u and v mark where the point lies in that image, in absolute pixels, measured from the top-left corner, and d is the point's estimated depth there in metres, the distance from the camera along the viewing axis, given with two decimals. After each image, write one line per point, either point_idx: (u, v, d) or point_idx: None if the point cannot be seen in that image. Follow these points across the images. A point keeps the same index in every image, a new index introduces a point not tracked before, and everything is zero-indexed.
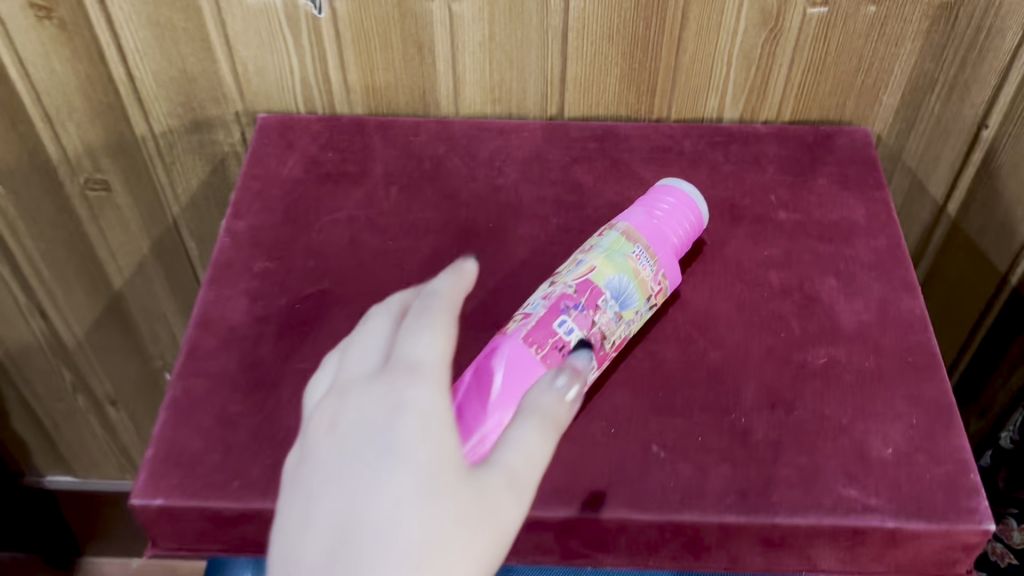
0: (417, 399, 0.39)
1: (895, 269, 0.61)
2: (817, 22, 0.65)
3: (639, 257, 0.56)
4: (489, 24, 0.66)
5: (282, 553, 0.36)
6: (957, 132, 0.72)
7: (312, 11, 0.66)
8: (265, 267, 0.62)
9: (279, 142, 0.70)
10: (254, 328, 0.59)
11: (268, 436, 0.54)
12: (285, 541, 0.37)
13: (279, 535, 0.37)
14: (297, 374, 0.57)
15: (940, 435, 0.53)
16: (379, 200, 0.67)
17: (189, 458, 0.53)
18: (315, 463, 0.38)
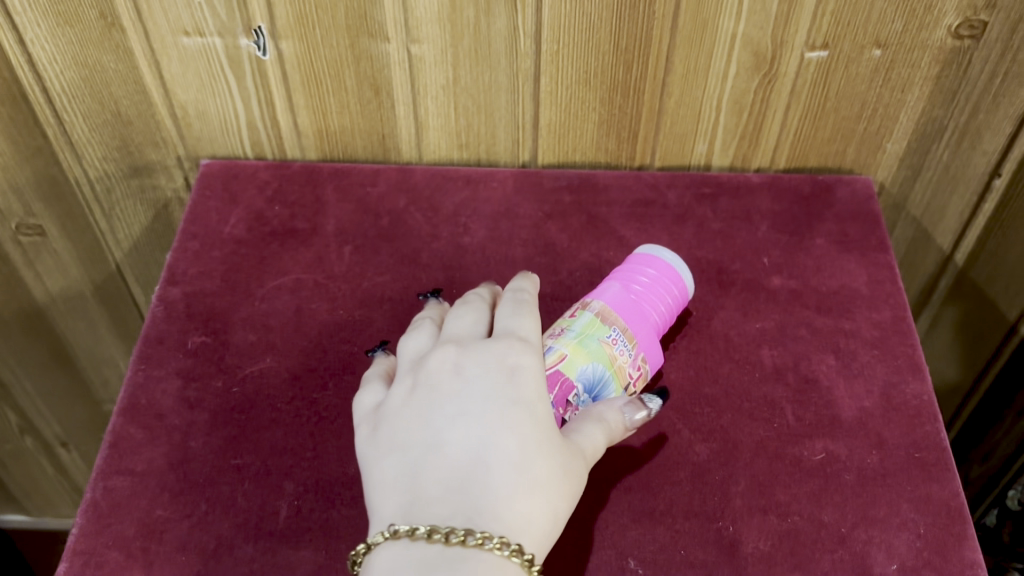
0: (528, 363, 0.42)
1: (899, 346, 0.56)
2: (815, 67, 0.59)
3: (615, 342, 0.49)
4: (453, 67, 0.60)
5: (406, 487, 0.39)
6: (966, 182, 0.66)
7: (256, 52, 0.60)
8: (201, 342, 0.56)
9: (222, 194, 0.64)
10: (185, 416, 0.53)
11: (197, 548, 0.47)
12: (409, 475, 0.39)
13: (400, 470, 0.39)
14: (232, 473, 0.50)
15: (951, 548, 0.47)
16: (331, 262, 0.60)
17: (107, 575, 0.47)
18: (433, 409, 0.41)
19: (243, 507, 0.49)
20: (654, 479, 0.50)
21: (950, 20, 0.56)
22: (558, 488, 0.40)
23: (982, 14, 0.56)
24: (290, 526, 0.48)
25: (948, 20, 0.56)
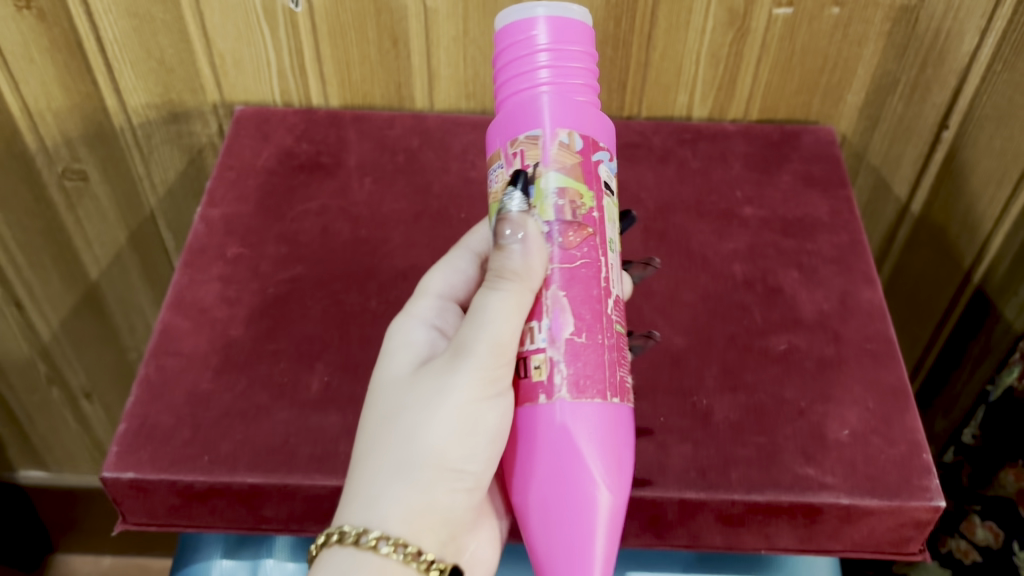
0: (395, 345, 0.50)
1: (856, 262, 0.63)
2: (782, 22, 0.67)
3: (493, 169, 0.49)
4: (463, 20, 0.68)
5: None
6: (918, 133, 0.75)
7: (289, 4, 0.67)
8: (239, 253, 0.63)
9: (255, 134, 0.71)
10: (226, 311, 0.60)
11: (239, 413, 0.55)
12: None
13: None
14: (270, 355, 0.58)
15: (895, 418, 0.55)
16: (352, 192, 0.68)
17: (161, 433, 0.54)
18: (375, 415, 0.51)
19: (278, 380, 0.56)
20: (638, 363, 0.58)
21: None
22: (405, 445, 0.46)
23: None
24: (321, 397, 0.56)
25: None
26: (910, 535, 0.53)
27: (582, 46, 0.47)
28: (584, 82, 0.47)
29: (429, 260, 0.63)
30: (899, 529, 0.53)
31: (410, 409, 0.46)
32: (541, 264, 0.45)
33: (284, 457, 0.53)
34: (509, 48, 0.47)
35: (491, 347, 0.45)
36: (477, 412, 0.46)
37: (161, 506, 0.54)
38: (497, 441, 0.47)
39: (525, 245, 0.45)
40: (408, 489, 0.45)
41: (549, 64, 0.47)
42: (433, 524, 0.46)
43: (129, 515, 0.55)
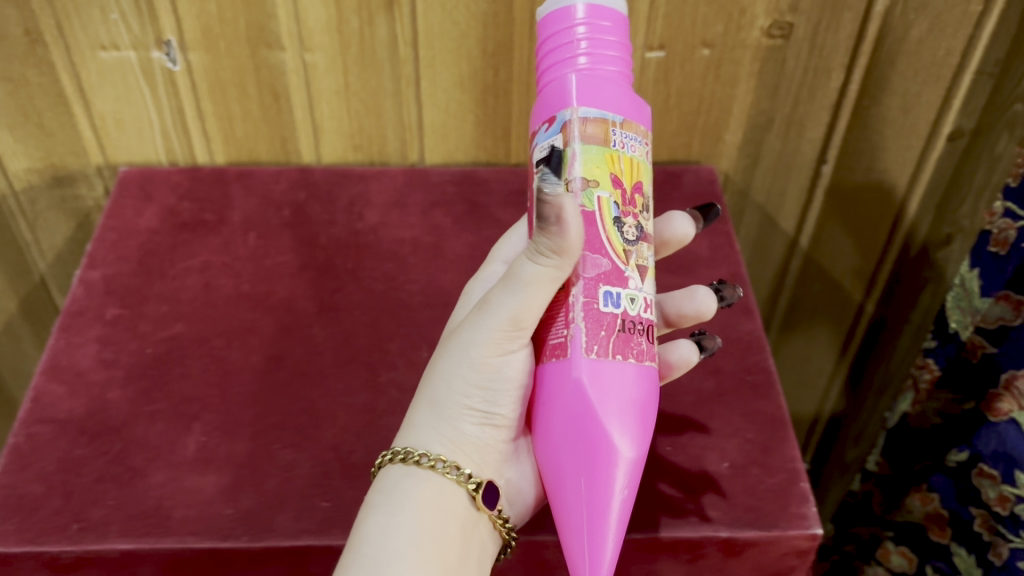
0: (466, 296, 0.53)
1: (735, 295, 0.64)
2: (655, 66, 0.69)
3: None
4: (343, 74, 0.68)
5: None
6: (799, 167, 0.76)
7: (167, 64, 0.68)
8: (118, 313, 0.62)
9: (138, 194, 0.71)
10: (102, 374, 0.59)
11: (112, 477, 0.54)
12: None
13: None
14: (146, 417, 0.57)
15: (774, 448, 0.56)
16: (236, 247, 0.67)
17: (30, 502, 0.52)
18: None
19: (155, 444, 0.55)
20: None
21: (761, 22, 0.67)
22: (445, 384, 0.50)
23: (788, 16, 0.66)
24: (198, 457, 0.55)
25: (760, 22, 0.67)
26: (794, 564, 0.53)
27: (622, 40, 0.48)
28: (602, 57, 0.47)
29: (312, 312, 0.63)
30: (782, 559, 0.53)
31: (448, 355, 0.50)
32: (579, 236, 0.44)
33: (157, 519, 0.51)
34: (544, 24, 0.48)
35: (512, 315, 0.47)
36: (494, 365, 0.49)
37: None
38: (513, 389, 0.50)
39: (562, 223, 0.43)
40: (443, 422, 0.50)
41: (583, 41, 0.47)
42: (467, 451, 0.50)
43: None
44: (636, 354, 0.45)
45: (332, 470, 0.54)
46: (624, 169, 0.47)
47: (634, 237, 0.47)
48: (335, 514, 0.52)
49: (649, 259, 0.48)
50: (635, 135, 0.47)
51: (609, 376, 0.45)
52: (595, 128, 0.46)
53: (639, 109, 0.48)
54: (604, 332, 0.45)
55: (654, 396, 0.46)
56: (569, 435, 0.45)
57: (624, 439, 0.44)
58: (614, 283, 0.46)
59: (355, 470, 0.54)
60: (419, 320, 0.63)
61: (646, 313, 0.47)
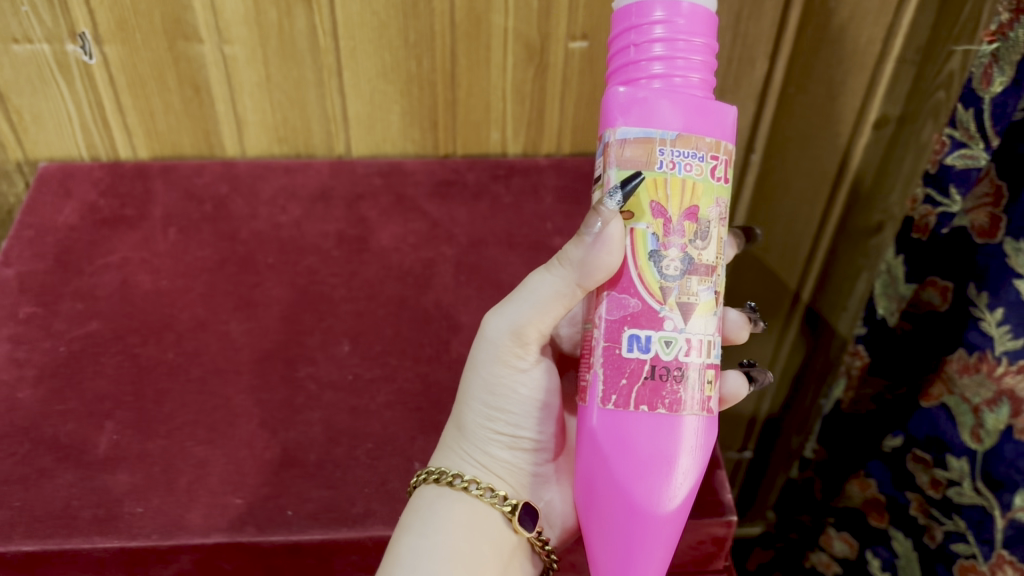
0: None
1: None
2: (579, 56, 0.69)
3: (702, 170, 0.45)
4: (264, 65, 0.68)
5: None
6: None
7: (82, 57, 0.66)
8: (32, 312, 0.61)
9: (58, 190, 0.69)
10: (13, 373, 0.58)
11: (19, 478, 0.52)
12: None
13: None
14: (56, 417, 0.56)
15: None
16: (155, 242, 0.66)
17: None
18: None
19: (64, 443, 0.54)
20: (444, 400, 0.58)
21: None
22: (470, 405, 0.52)
23: None
24: (109, 455, 0.54)
25: None
26: (711, 551, 0.53)
27: (706, 39, 0.40)
28: (674, 66, 0.40)
29: (232, 307, 0.62)
30: (699, 546, 0.53)
31: (470, 374, 0.52)
32: (611, 265, 0.42)
33: (64, 520, 0.50)
34: (613, 17, 0.41)
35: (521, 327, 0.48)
36: (510, 384, 0.51)
37: None
38: (532, 408, 0.52)
39: (598, 239, 0.42)
40: (472, 444, 0.51)
41: (655, 47, 0.40)
42: (498, 473, 0.52)
43: None
44: (667, 404, 0.41)
45: (246, 467, 0.54)
46: (671, 194, 0.41)
47: (676, 271, 0.41)
48: (248, 512, 0.51)
49: (702, 293, 0.42)
50: (693, 150, 0.41)
51: (632, 429, 0.41)
52: (635, 149, 0.41)
53: (715, 120, 0.41)
54: (625, 380, 0.41)
55: (695, 444, 0.42)
56: (591, 486, 0.43)
57: (645, 497, 0.42)
58: (643, 325, 0.41)
59: (269, 466, 0.54)
60: (340, 313, 0.63)
61: (689, 357, 0.42)
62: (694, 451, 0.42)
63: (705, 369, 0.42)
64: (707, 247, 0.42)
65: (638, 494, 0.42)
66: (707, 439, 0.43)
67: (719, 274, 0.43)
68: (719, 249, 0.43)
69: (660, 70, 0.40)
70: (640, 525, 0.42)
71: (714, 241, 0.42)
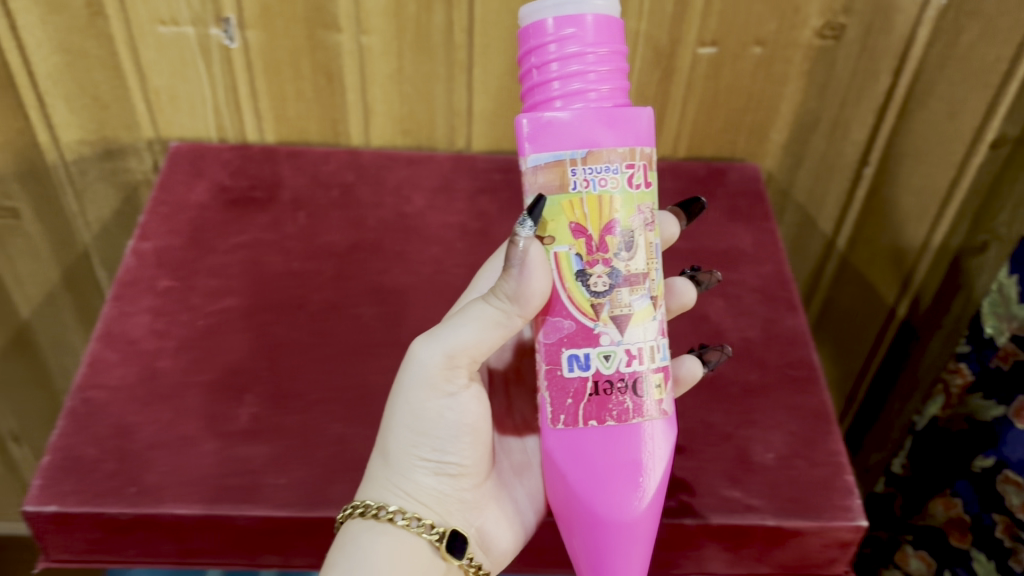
0: None
1: (779, 291, 0.65)
2: (706, 62, 0.70)
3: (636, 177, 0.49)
4: (398, 58, 0.69)
5: None
6: (841, 169, 0.78)
7: (225, 41, 0.68)
8: (169, 285, 0.63)
9: (189, 169, 0.72)
10: (154, 343, 0.59)
11: (165, 444, 0.54)
12: None
13: None
14: (197, 387, 0.57)
15: (818, 441, 0.56)
16: (285, 225, 0.68)
17: (85, 465, 0.53)
18: None
19: (207, 413, 0.56)
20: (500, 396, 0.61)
21: (813, 22, 0.68)
22: (396, 434, 0.51)
23: (840, 17, 0.67)
24: (250, 428, 0.55)
25: (812, 22, 0.68)
26: (835, 555, 0.54)
27: (614, 47, 0.43)
28: (586, 77, 0.43)
29: (362, 291, 0.64)
30: (824, 550, 0.54)
31: (395, 400, 0.51)
32: (542, 289, 0.45)
33: (211, 487, 0.52)
34: (520, 34, 0.44)
35: (449, 353, 0.48)
36: (436, 410, 0.50)
37: (81, 541, 0.53)
38: (460, 434, 0.51)
39: (523, 268, 0.44)
40: (399, 473, 0.51)
41: (563, 63, 0.43)
42: (424, 500, 0.51)
43: (49, 552, 0.53)
44: (615, 415, 0.45)
45: None
46: (589, 213, 0.44)
47: (605, 287, 0.45)
48: None
49: (636, 303, 0.45)
50: (606, 164, 0.44)
51: (580, 445, 0.46)
52: (547, 175, 0.44)
53: (629, 127, 0.44)
54: (570, 400, 0.45)
55: (648, 448, 0.46)
56: (559, 496, 0.48)
57: (604, 502, 0.46)
58: (580, 344, 0.45)
59: None
60: None
61: (630, 366, 0.45)
62: (647, 454, 0.46)
63: (648, 375, 0.46)
64: (634, 257, 0.45)
65: (596, 502, 0.46)
66: (663, 442, 0.46)
67: (653, 279, 0.46)
68: (647, 255, 0.46)
69: (575, 86, 0.43)
70: (604, 529, 0.46)
71: (641, 250, 0.45)
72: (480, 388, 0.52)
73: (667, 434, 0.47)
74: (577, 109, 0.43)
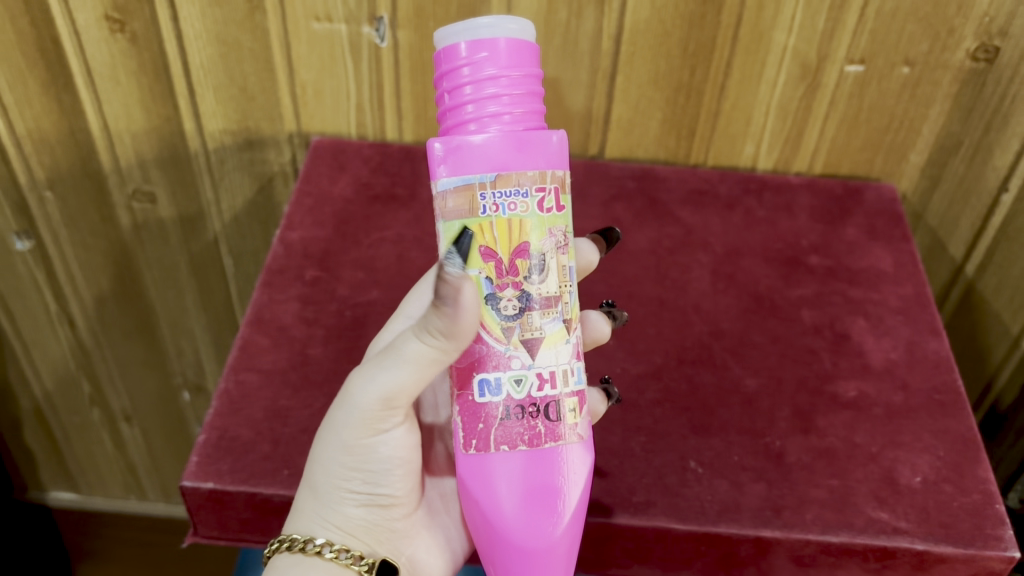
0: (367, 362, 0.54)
1: (921, 314, 0.65)
2: (852, 79, 0.69)
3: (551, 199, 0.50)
4: (543, 63, 0.70)
5: None
6: (978, 195, 0.75)
7: (375, 39, 0.70)
8: (317, 276, 0.65)
9: (331, 163, 0.73)
10: (304, 331, 0.61)
11: (317, 430, 0.55)
12: None
13: None
14: (346, 375, 0.59)
15: (966, 467, 0.56)
16: (426, 222, 0.69)
17: (239, 445, 0.55)
18: None
19: None
20: None
21: (968, 44, 0.66)
22: (329, 475, 0.50)
23: (996, 40, 0.66)
24: None
25: (967, 44, 0.66)
26: None
27: (527, 69, 0.45)
28: (504, 100, 0.45)
29: None
30: None
31: (324, 439, 0.50)
32: (474, 326, 0.44)
33: None
34: (435, 57, 0.46)
35: (381, 396, 0.48)
36: (366, 446, 0.50)
37: (232, 520, 0.54)
38: (391, 468, 0.52)
39: (455, 307, 0.43)
40: (329, 507, 0.51)
41: (477, 86, 0.44)
42: (353, 531, 0.52)
43: (201, 527, 0.55)
44: (526, 440, 0.46)
45: None
46: (498, 237, 0.46)
47: (516, 310, 0.46)
48: None
49: (547, 326, 0.47)
50: (516, 189, 0.46)
51: (492, 475, 0.46)
52: (457, 200, 0.46)
53: (541, 150, 0.46)
54: (482, 425, 0.46)
55: (565, 473, 0.47)
56: (475, 529, 0.48)
57: (519, 531, 0.46)
58: (490, 369, 0.47)
59: None
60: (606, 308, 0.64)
61: (542, 391, 0.47)
62: (565, 479, 0.47)
63: (563, 399, 0.47)
64: (545, 281, 0.47)
65: (513, 531, 0.46)
66: (580, 467, 0.47)
67: (567, 302, 0.48)
68: (559, 278, 0.47)
69: (490, 109, 0.44)
70: (522, 560, 0.47)
71: (552, 273, 0.47)
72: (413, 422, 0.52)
73: (584, 457, 0.48)
74: (491, 131, 0.45)
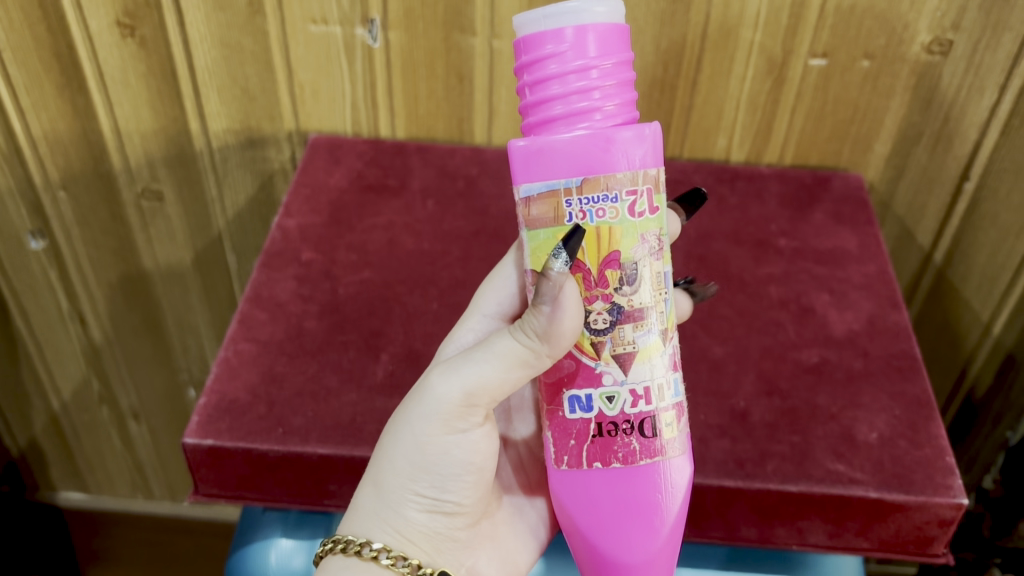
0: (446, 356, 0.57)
1: (882, 289, 0.68)
2: (817, 73, 0.74)
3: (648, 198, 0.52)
4: None
5: None
6: (942, 183, 0.79)
7: (368, 40, 0.75)
8: (312, 257, 0.69)
9: (327, 156, 0.78)
10: (299, 306, 0.65)
11: (312, 393, 0.59)
12: None
13: None
14: (339, 345, 0.63)
15: (920, 425, 0.59)
16: (416, 210, 0.74)
17: (238, 407, 0.59)
18: None
19: (348, 368, 0.61)
20: None
21: (923, 37, 0.71)
22: (396, 470, 0.53)
23: (949, 33, 0.70)
24: (386, 382, 0.60)
25: (921, 38, 0.71)
26: (934, 534, 0.56)
27: (615, 61, 0.45)
28: (592, 95, 0.45)
29: (487, 271, 0.68)
30: (925, 527, 0.56)
31: (399, 435, 0.53)
32: (574, 329, 0.48)
33: (352, 431, 0.57)
34: (517, 51, 0.46)
35: (465, 392, 0.51)
36: (442, 447, 0.53)
37: (231, 475, 0.58)
38: (461, 474, 0.54)
39: (555, 307, 0.47)
40: (391, 508, 0.54)
41: (562, 81, 0.45)
42: (413, 538, 0.54)
43: (202, 485, 0.59)
44: (619, 458, 0.49)
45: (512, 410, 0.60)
46: (587, 247, 0.48)
47: (606, 324, 0.48)
48: None
49: (640, 339, 0.49)
50: (604, 193, 0.47)
51: (590, 487, 0.50)
52: (542, 207, 0.47)
53: (632, 148, 0.47)
54: (574, 442, 0.49)
55: (662, 488, 0.50)
56: (570, 535, 0.52)
57: (615, 543, 0.50)
58: (581, 386, 0.49)
59: None
60: None
61: (635, 407, 0.49)
62: (661, 494, 0.50)
63: (659, 414, 0.49)
64: (638, 291, 0.48)
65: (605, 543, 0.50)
66: (677, 479, 0.50)
67: (661, 311, 0.49)
68: (652, 288, 0.49)
69: (578, 106, 0.45)
70: (617, 565, 0.51)
71: (645, 283, 0.48)
72: (492, 427, 0.55)
73: (682, 470, 0.50)
74: (579, 129, 0.46)
